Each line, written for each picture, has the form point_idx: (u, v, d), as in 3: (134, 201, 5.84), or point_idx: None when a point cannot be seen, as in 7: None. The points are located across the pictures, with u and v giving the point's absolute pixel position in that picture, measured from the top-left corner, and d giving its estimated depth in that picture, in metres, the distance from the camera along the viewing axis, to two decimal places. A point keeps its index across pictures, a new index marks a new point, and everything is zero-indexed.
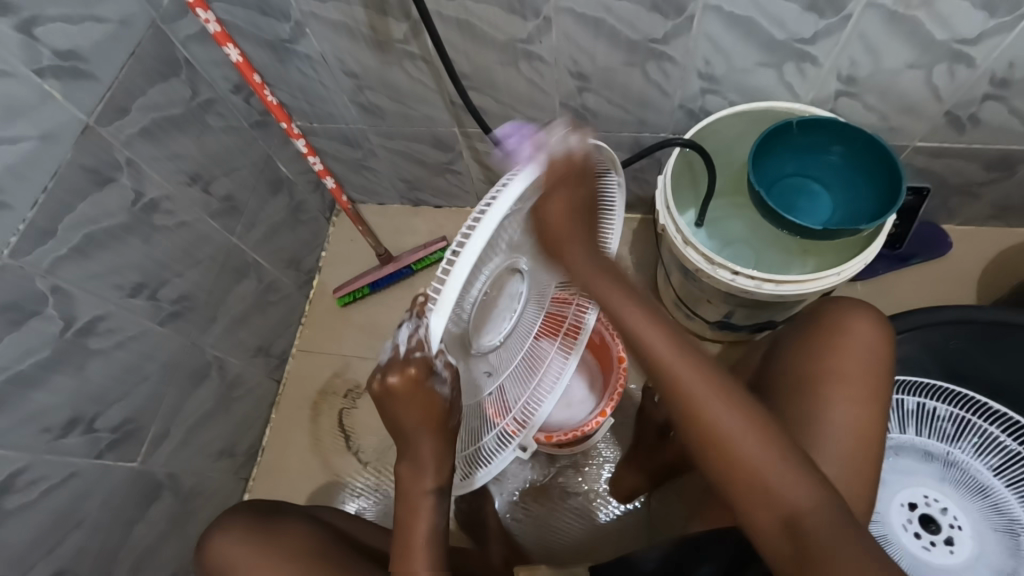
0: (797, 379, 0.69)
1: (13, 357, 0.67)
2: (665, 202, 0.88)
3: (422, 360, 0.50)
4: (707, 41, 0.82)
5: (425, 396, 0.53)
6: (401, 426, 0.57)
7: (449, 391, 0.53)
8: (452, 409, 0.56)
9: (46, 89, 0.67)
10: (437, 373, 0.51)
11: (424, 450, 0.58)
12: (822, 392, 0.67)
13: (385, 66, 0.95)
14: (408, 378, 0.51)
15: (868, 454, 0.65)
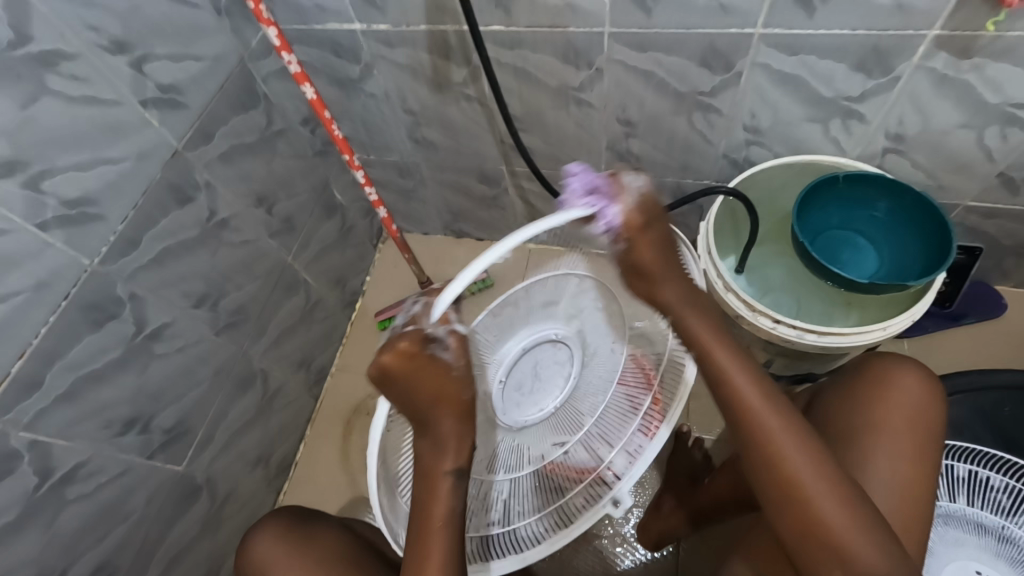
0: (840, 427, 0.68)
1: (90, 355, 0.72)
2: (707, 247, 0.89)
3: (416, 334, 0.50)
4: (754, 94, 0.85)
5: (429, 366, 0.52)
6: (416, 402, 0.54)
7: (452, 359, 0.52)
8: (463, 381, 0.54)
9: (147, 116, 0.75)
10: (436, 340, 0.51)
11: (442, 426, 0.56)
12: (867, 446, 0.66)
13: (442, 105, 1.02)
14: (408, 353, 0.51)
15: (917, 511, 0.63)
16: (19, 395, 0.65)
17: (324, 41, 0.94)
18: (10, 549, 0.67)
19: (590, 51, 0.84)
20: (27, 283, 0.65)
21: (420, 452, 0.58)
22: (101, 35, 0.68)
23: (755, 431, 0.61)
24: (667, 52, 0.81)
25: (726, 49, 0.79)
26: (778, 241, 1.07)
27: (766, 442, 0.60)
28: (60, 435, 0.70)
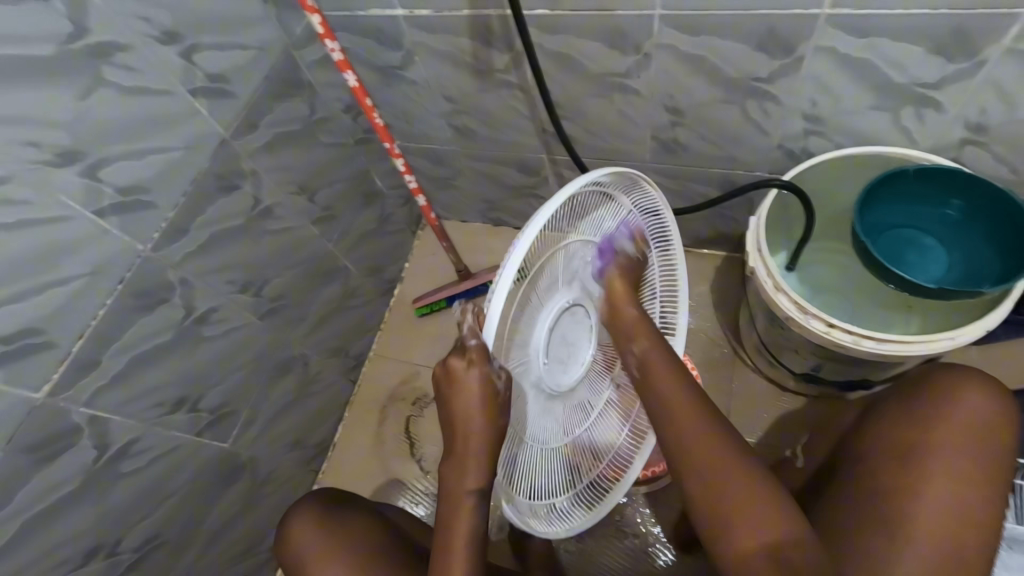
0: (896, 446, 0.63)
1: (142, 337, 0.75)
2: (756, 243, 0.84)
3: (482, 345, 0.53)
4: (814, 82, 0.79)
5: (483, 386, 0.54)
6: (453, 417, 0.58)
7: (505, 386, 0.54)
8: (504, 407, 0.55)
9: (195, 106, 0.77)
10: (494, 362, 0.53)
11: (472, 449, 0.57)
12: (919, 463, 0.60)
13: (483, 93, 1.00)
14: (466, 363, 0.54)
15: (965, 543, 0.56)
16: (77, 373, 0.68)
17: (367, 29, 0.93)
18: (71, 517, 0.72)
19: (638, 36, 0.80)
20: (85, 268, 0.67)
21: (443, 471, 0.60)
22: (153, 26, 0.70)
23: (678, 440, 0.57)
24: (721, 37, 0.76)
25: (786, 33, 0.73)
26: (835, 237, 1.00)
27: (678, 413, 0.58)
28: (115, 412, 0.74)
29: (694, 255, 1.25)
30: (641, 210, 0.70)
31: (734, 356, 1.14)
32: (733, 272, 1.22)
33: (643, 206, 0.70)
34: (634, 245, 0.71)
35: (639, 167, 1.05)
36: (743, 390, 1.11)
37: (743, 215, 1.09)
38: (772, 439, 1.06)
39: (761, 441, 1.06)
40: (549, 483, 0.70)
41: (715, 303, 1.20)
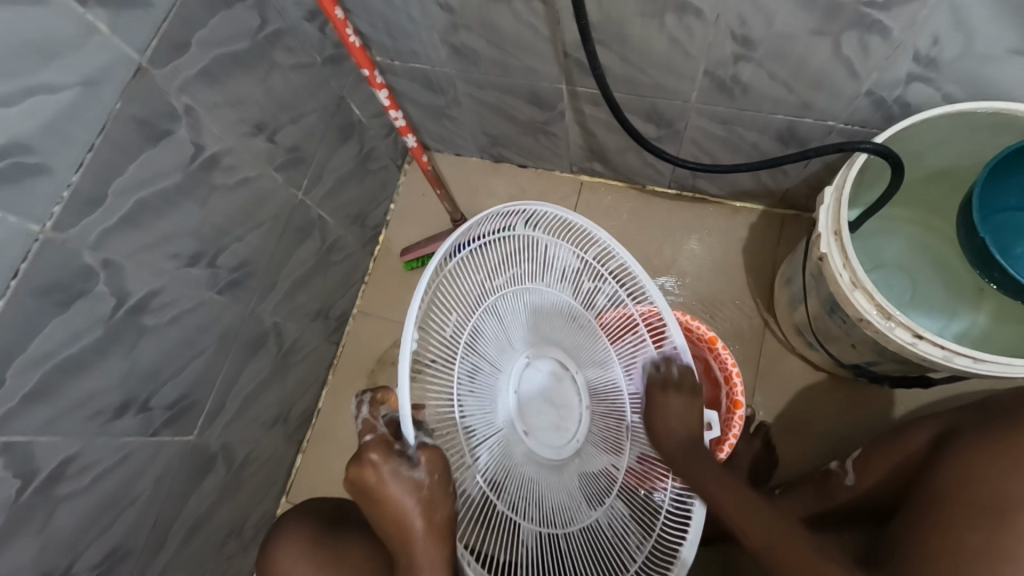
0: (981, 494, 0.57)
1: (60, 343, 0.59)
2: (831, 225, 0.69)
3: (381, 438, 0.54)
4: (949, 12, 0.58)
5: (398, 483, 0.53)
6: (382, 524, 0.56)
7: (423, 475, 0.53)
8: (435, 500, 0.54)
9: (88, 19, 0.54)
10: (405, 453, 0.53)
11: (416, 554, 0.55)
12: (1020, 524, 0.53)
13: (490, 2, 0.76)
14: (370, 463, 0.53)
15: None
16: None
17: None
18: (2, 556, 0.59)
19: None
20: None
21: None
22: None
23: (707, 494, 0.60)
24: None
25: None
26: (907, 203, 0.84)
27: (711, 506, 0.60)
28: (38, 434, 0.59)
29: (728, 209, 1.08)
30: (563, 238, 0.65)
31: (765, 328, 1.02)
32: (771, 230, 1.06)
33: (570, 236, 0.65)
34: (587, 282, 0.66)
35: (683, 107, 0.84)
36: (773, 367, 1.00)
37: (798, 169, 0.91)
38: (799, 421, 0.97)
39: (786, 424, 0.97)
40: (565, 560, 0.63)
41: (747, 266, 1.06)
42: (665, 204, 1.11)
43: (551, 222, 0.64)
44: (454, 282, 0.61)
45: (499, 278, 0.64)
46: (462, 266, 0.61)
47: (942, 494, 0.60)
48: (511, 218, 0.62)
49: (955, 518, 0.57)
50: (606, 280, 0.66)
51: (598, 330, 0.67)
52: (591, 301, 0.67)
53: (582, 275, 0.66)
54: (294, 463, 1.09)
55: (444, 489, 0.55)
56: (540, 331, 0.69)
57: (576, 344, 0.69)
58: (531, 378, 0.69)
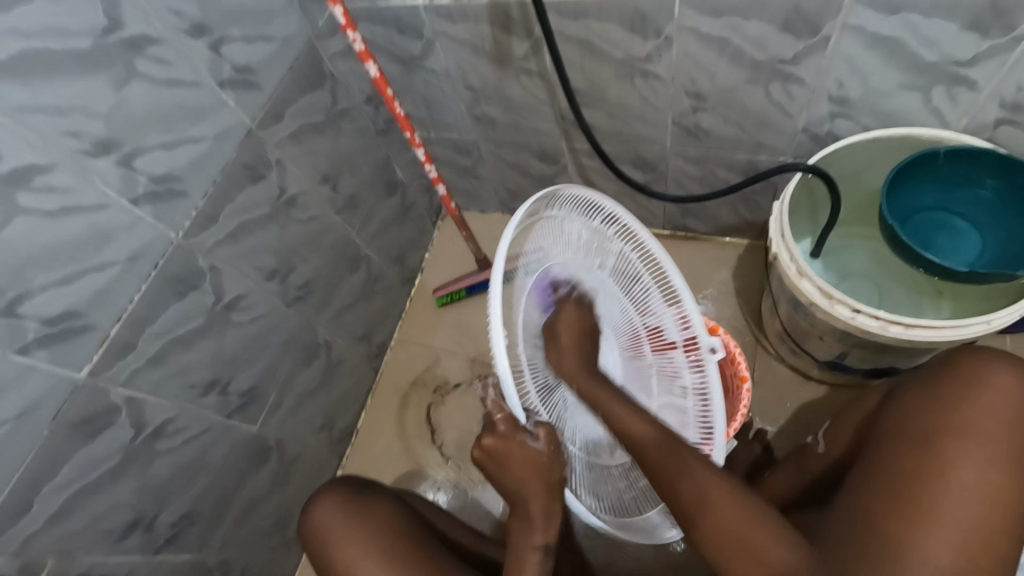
0: (921, 428, 0.63)
1: (174, 322, 0.78)
2: (780, 228, 0.83)
3: (509, 416, 0.66)
4: (842, 61, 0.77)
5: (522, 450, 0.67)
6: (511, 479, 0.69)
7: (541, 446, 0.67)
8: (552, 463, 0.68)
9: (223, 96, 0.79)
10: (527, 429, 0.66)
11: (531, 501, 0.70)
12: (946, 448, 0.61)
13: (502, 80, 1.00)
14: (502, 436, 0.66)
15: (994, 530, 0.57)
16: (115, 356, 0.71)
17: (387, 18, 0.94)
18: (112, 491, 0.75)
19: (659, 19, 0.79)
20: (120, 254, 0.70)
21: (514, 529, 0.72)
22: (183, 19, 0.72)
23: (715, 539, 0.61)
24: (745, 17, 0.75)
25: (812, 11, 0.72)
26: (857, 221, 0.98)
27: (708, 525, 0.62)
28: (150, 392, 0.77)
29: (717, 242, 1.24)
30: (576, 210, 0.75)
31: (757, 344, 1.13)
32: (755, 258, 1.21)
33: (579, 209, 0.76)
34: (598, 243, 0.77)
35: (661, 152, 1.04)
36: (767, 377, 1.10)
37: (767, 199, 1.07)
38: (793, 426, 1.05)
39: (785, 431, 1.05)
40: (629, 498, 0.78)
41: (737, 290, 1.19)
42: (661, 240, 1.28)
43: (565, 199, 0.74)
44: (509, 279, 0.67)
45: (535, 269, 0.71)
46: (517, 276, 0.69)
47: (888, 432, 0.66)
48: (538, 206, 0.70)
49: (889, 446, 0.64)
50: (613, 241, 0.79)
51: (615, 287, 0.79)
52: (604, 263, 0.78)
53: (594, 241, 0.77)
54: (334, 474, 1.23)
55: (559, 454, 0.68)
56: (575, 292, 0.76)
57: (603, 303, 0.79)
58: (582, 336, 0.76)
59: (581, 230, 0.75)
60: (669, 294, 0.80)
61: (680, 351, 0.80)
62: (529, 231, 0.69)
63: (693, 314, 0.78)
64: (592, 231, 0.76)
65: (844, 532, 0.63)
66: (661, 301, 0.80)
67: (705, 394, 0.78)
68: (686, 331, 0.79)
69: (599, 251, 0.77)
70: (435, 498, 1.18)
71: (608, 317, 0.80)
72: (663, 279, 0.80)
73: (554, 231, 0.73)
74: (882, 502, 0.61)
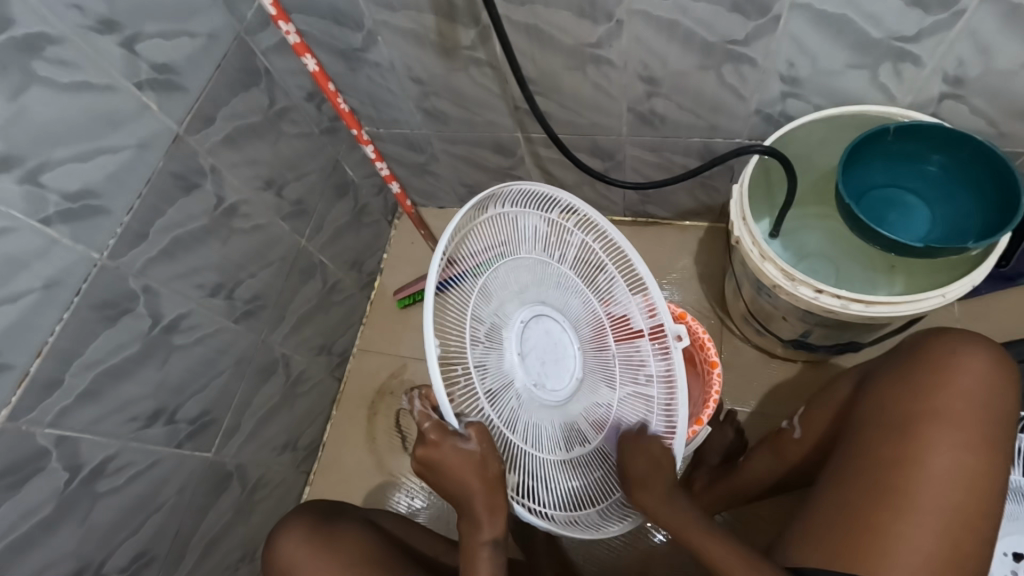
0: (898, 414, 0.64)
1: (107, 352, 0.71)
2: (741, 212, 0.83)
3: (436, 422, 0.64)
4: (792, 41, 0.77)
5: (453, 451, 0.63)
6: (452, 483, 0.66)
7: (476, 446, 0.63)
8: (489, 462, 0.64)
9: (143, 100, 0.72)
10: (457, 431, 0.63)
11: (475, 502, 0.66)
12: (922, 433, 0.61)
13: (451, 72, 0.95)
14: (433, 442, 0.64)
15: (973, 513, 0.58)
16: (39, 395, 0.64)
17: (323, 9, 0.88)
18: (48, 543, 0.69)
19: (608, 3, 0.77)
20: (34, 283, 0.63)
21: (463, 530, 0.69)
22: (86, 16, 0.64)
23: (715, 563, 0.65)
24: None
25: None
26: (813, 200, 0.99)
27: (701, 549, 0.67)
28: (84, 431, 0.70)
29: (678, 227, 1.24)
30: (531, 204, 0.75)
31: (723, 327, 1.14)
32: (716, 242, 1.21)
33: (535, 204, 0.75)
34: (556, 237, 0.77)
35: (618, 140, 1.02)
36: (734, 359, 1.11)
37: (724, 182, 1.07)
38: (763, 407, 1.06)
39: (754, 411, 1.06)
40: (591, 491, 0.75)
41: (700, 274, 1.20)
42: (623, 229, 1.27)
43: (518, 195, 0.73)
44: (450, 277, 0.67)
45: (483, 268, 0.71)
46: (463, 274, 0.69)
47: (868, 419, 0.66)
48: (485, 203, 0.70)
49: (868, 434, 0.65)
50: (573, 232, 0.78)
51: (575, 279, 0.79)
52: (563, 255, 0.78)
53: (550, 235, 0.77)
54: (302, 493, 1.17)
55: (494, 453, 0.64)
56: (530, 288, 0.76)
57: (563, 296, 0.79)
58: (538, 332, 0.76)
59: (536, 224, 0.75)
60: (631, 280, 0.79)
61: (645, 339, 0.78)
62: (473, 228, 0.69)
63: (659, 302, 0.77)
64: (548, 225, 0.76)
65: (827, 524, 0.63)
66: (626, 290, 0.79)
67: (670, 381, 0.77)
68: (652, 319, 0.78)
69: (555, 244, 0.77)
70: (411, 507, 1.14)
71: (568, 309, 0.79)
72: (628, 268, 0.79)
73: (506, 230, 0.73)
74: (863, 492, 0.61)
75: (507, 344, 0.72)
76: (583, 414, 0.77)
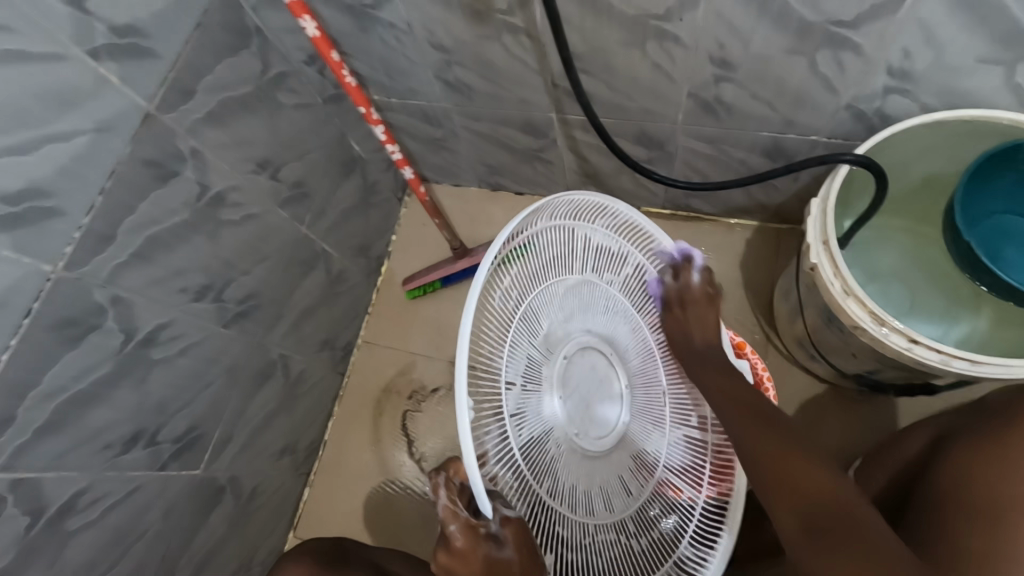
0: (982, 496, 0.56)
1: (71, 378, 0.61)
2: (821, 235, 0.70)
3: (466, 523, 0.53)
4: (917, 27, 0.61)
5: (487, 564, 0.52)
6: None
7: (512, 552, 0.52)
8: (528, 572, 0.53)
9: (101, 72, 0.58)
10: (490, 534, 0.53)
11: None
12: (1009, 523, 0.52)
13: (480, 39, 0.79)
14: (462, 552, 0.53)
15: None
16: None
17: None
18: None
19: None
20: None
21: None
22: None
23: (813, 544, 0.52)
24: None
25: None
26: (896, 212, 0.85)
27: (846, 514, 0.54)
28: (48, 467, 0.60)
29: (726, 225, 1.10)
30: (584, 216, 0.67)
31: (768, 343, 1.03)
32: (768, 244, 1.08)
33: (589, 216, 0.67)
34: (609, 258, 0.71)
35: (672, 128, 0.87)
36: (779, 380, 1.00)
37: (790, 182, 0.92)
38: (811, 438, 0.96)
39: None
40: (637, 557, 0.68)
41: (746, 280, 1.07)
42: (662, 223, 1.13)
43: (572, 209, 0.65)
44: (488, 296, 0.57)
45: (525, 288, 0.61)
46: (499, 290, 0.58)
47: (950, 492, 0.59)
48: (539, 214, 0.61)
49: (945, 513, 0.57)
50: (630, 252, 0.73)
51: (625, 302, 0.74)
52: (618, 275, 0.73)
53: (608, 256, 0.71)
54: (301, 494, 1.10)
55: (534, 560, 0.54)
56: (574, 314, 0.67)
57: (611, 322, 0.72)
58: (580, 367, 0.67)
59: (588, 239, 0.68)
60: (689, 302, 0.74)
61: None
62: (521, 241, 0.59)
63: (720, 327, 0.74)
64: (607, 246, 0.70)
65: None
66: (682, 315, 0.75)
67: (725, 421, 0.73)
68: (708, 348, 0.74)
69: (609, 263, 0.71)
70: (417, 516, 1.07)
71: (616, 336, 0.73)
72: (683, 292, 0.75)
73: (555, 249, 0.64)
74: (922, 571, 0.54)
75: (547, 386, 0.63)
76: (632, 462, 0.71)
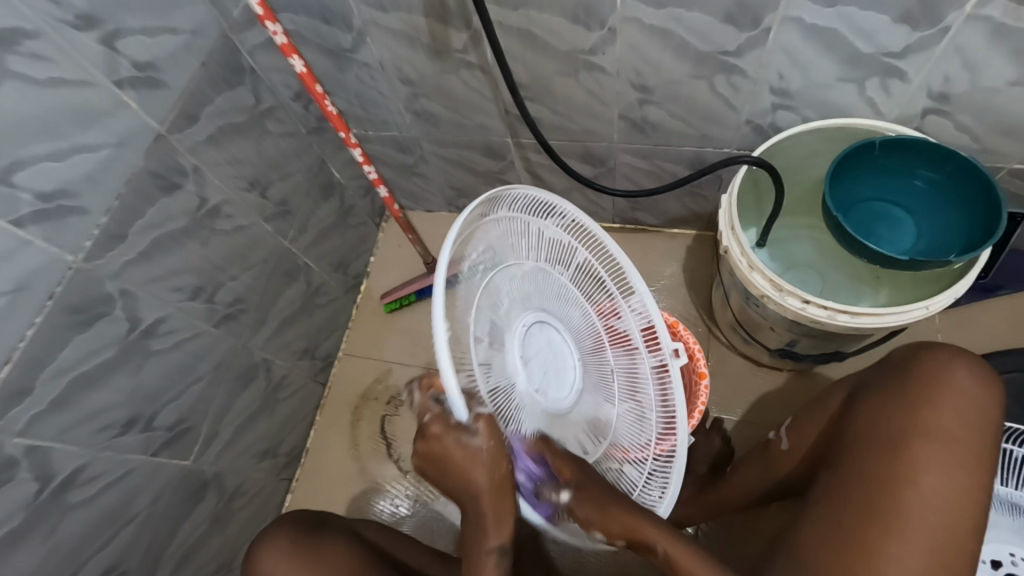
0: (890, 431, 0.62)
1: (80, 358, 0.69)
2: (730, 222, 0.83)
3: (439, 413, 0.60)
4: (784, 53, 0.77)
5: (460, 448, 0.61)
6: (458, 484, 0.64)
7: (482, 442, 0.60)
8: (495, 458, 0.61)
9: (122, 98, 0.70)
10: (464, 426, 0.60)
11: (482, 505, 0.64)
12: (919, 454, 0.60)
13: (442, 74, 0.94)
14: (435, 436, 0.60)
15: (961, 538, 0.57)
16: (7, 404, 0.62)
17: (311, 8, 0.86)
18: (15, 557, 0.66)
19: (602, 10, 0.76)
20: (4, 286, 0.60)
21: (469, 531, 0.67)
22: (66, 10, 0.62)
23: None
24: (688, 9, 0.74)
25: (753, 3, 0.71)
26: (801, 210, 1.00)
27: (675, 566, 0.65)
28: (55, 439, 0.67)
29: (666, 234, 1.24)
30: (533, 211, 0.72)
31: (710, 334, 1.15)
32: (705, 249, 1.22)
33: (541, 212, 0.73)
34: (561, 250, 0.75)
35: (608, 146, 1.02)
36: (721, 367, 1.12)
37: (713, 191, 1.08)
38: (752, 416, 1.07)
39: (741, 419, 1.07)
40: None
41: (687, 281, 1.20)
42: (611, 235, 1.27)
43: (524, 204, 0.72)
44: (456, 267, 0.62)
45: (488, 264, 0.67)
46: (467, 265, 0.64)
47: (864, 431, 0.65)
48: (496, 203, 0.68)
49: (862, 448, 0.64)
50: (577, 249, 0.77)
51: (575, 291, 0.77)
52: (567, 267, 0.76)
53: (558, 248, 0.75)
54: (283, 500, 1.15)
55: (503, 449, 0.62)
56: (531, 295, 0.73)
57: (563, 307, 0.77)
58: (536, 339, 0.72)
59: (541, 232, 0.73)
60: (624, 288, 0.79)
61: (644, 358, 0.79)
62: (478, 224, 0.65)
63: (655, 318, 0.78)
64: (554, 239, 0.75)
65: (834, 530, 0.61)
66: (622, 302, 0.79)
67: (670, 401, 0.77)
68: (647, 331, 0.79)
69: (558, 254, 0.75)
70: (395, 513, 1.13)
71: (569, 320, 0.77)
72: (625, 287, 0.79)
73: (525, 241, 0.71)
74: (869, 507, 0.59)
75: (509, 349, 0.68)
76: (585, 428, 0.77)
